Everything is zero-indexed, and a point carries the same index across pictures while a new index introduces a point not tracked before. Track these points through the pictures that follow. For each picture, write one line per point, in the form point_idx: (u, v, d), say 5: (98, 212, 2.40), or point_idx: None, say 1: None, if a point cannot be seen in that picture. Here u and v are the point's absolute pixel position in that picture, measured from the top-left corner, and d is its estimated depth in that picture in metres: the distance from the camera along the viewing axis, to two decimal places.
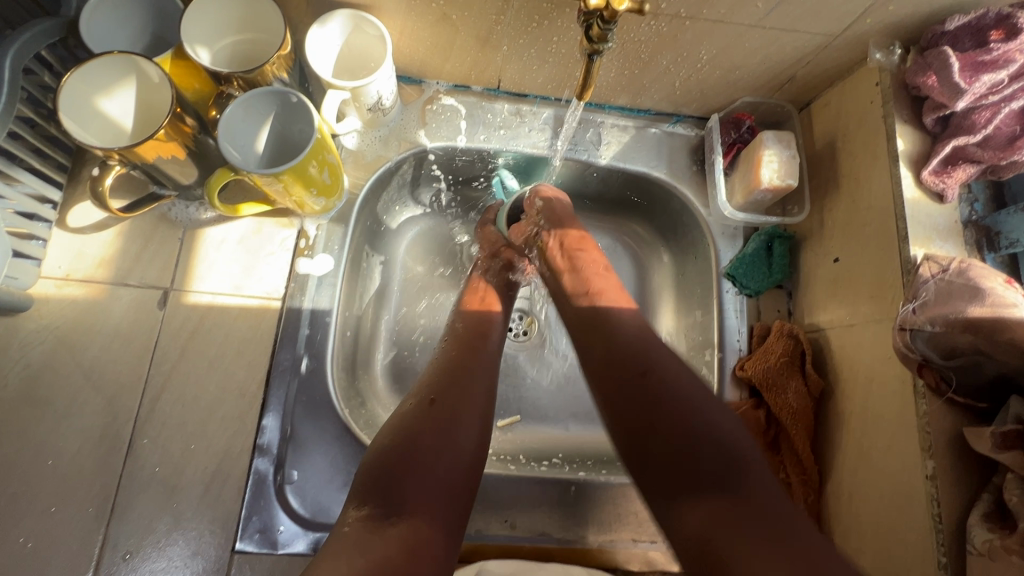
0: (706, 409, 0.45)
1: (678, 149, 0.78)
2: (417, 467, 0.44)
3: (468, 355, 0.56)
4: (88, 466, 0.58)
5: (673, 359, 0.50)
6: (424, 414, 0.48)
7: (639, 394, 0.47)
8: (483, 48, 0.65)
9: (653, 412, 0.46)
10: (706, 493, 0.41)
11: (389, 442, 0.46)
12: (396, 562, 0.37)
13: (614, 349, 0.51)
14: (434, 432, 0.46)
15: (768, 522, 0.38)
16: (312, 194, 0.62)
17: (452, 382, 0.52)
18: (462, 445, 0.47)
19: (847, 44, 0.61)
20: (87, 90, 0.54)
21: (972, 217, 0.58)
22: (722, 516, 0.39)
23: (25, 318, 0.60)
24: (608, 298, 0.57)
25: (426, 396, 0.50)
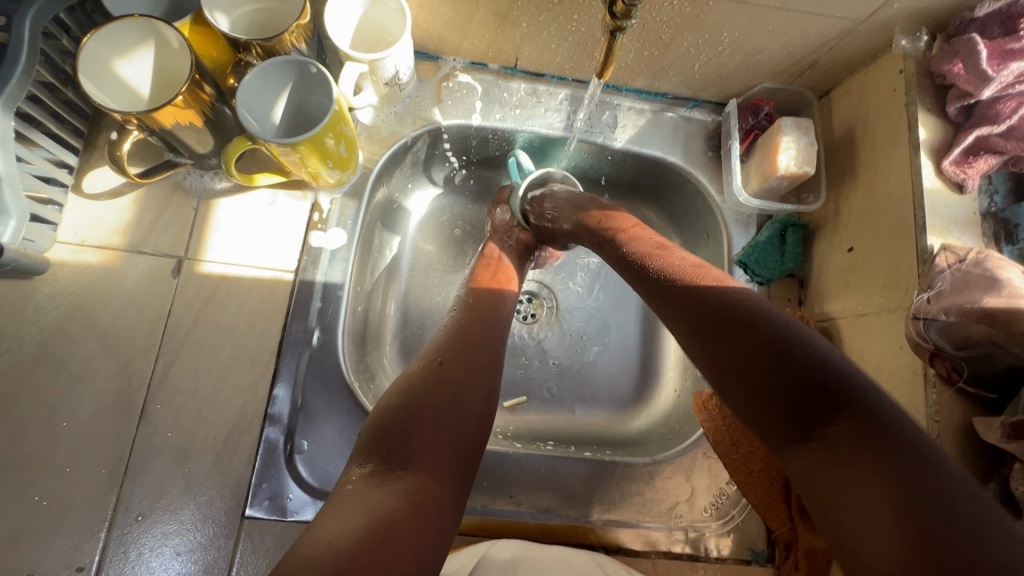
0: (802, 334, 0.41)
1: (694, 134, 0.77)
2: (425, 425, 0.44)
3: (468, 323, 0.56)
4: (102, 429, 0.58)
5: (758, 300, 0.45)
6: (433, 374, 0.49)
7: (727, 343, 0.43)
8: (502, 24, 0.65)
9: (758, 353, 0.41)
10: (807, 424, 0.37)
11: (396, 400, 0.46)
12: (400, 515, 0.38)
13: (700, 305, 0.46)
14: (442, 390, 0.47)
15: (871, 448, 0.33)
16: (328, 166, 0.61)
17: (461, 347, 0.52)
18: (471, 408, 0.47)
19: (872, 30, 0.60)
20: (105, 53, 0.54)
21: (991, 210, 0.57)
22: (822, 462, 0.35)
23: (41, 282, 0.61)
24: (687, 259, 0.52)
25: (433, 359, 0.51)
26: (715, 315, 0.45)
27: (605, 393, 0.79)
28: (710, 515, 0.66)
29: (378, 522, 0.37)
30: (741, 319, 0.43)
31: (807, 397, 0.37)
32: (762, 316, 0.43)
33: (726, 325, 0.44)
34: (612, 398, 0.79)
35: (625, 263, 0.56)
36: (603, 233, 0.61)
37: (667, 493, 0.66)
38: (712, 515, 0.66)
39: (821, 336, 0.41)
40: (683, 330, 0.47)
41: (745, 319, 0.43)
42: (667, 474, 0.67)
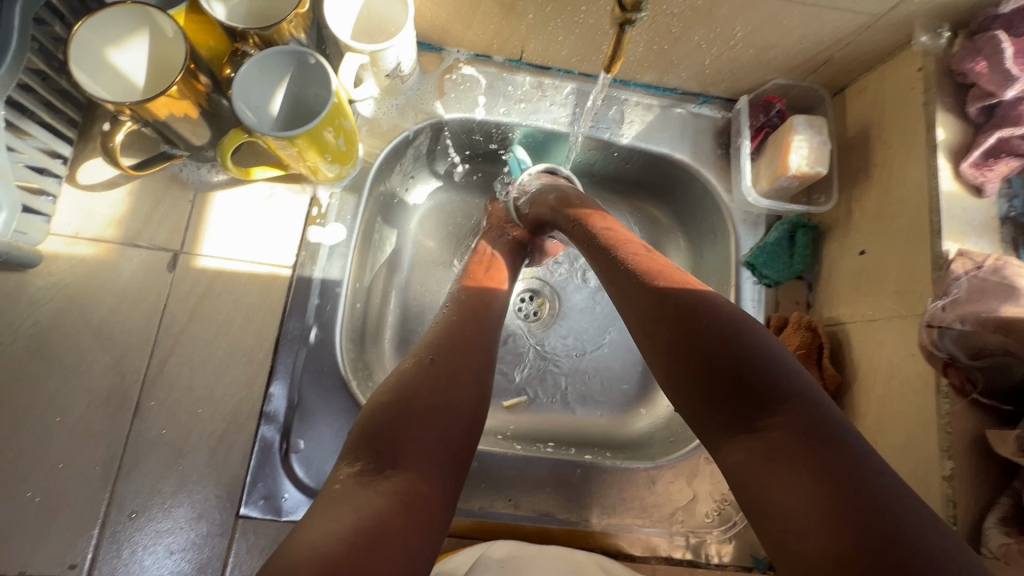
0: (753, 330, 0.41)
1: (703, 131, 0.75)
2: (416, 424, 0.43)
3: (459, 319, 0.55)
4: (95, 424, 0.58)
5: (704, 291, 0.45)
6: (422, 371, 0.47)
7: (677, 331, 0.43)
8: (508, 15, 0.63)
9: (712, 344, 0.41)
10: (755, 415, 0.37)
11: (386, 398, 0.45)
12: (389, 516, 0.37)
13: (654, 292, 0.46)
14: (429, 387, 0.46)
15: (814, 445, 0.34)
16: (326, 160, 0.60)
17: (453, 344, 0.51)
18: (463, 405, 0.46)
19: (891, 25, 0.58)
20: (99, 41, 0.53)
21: (1010, 215, 0.55)
22: (761, 454, 0.35)
23: (34, 275, 0.60)
24: (645, 251, 0.51)
25: (425, 356, 0.49)
26: (667, 305, 0.44)
27: (608, 394, 0.78)
28: (712, 521, 0.65)
29: (368, 524, 0.36)
30: (691, 314, 0.43)
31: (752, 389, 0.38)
32: (716, 308, 0.43)
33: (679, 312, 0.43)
34: (613, 399, 0.78)
35: (592, 247, 0.55)
36: (572, 232, 0.60)
37: (668, 498, 0.65)
38: (713, 521, 0.65)
39: (767, 332, 0.42)
40: (634, 317, 0.47)
41: (704, 310, 0.43)
42: (668, 479, 0.65)
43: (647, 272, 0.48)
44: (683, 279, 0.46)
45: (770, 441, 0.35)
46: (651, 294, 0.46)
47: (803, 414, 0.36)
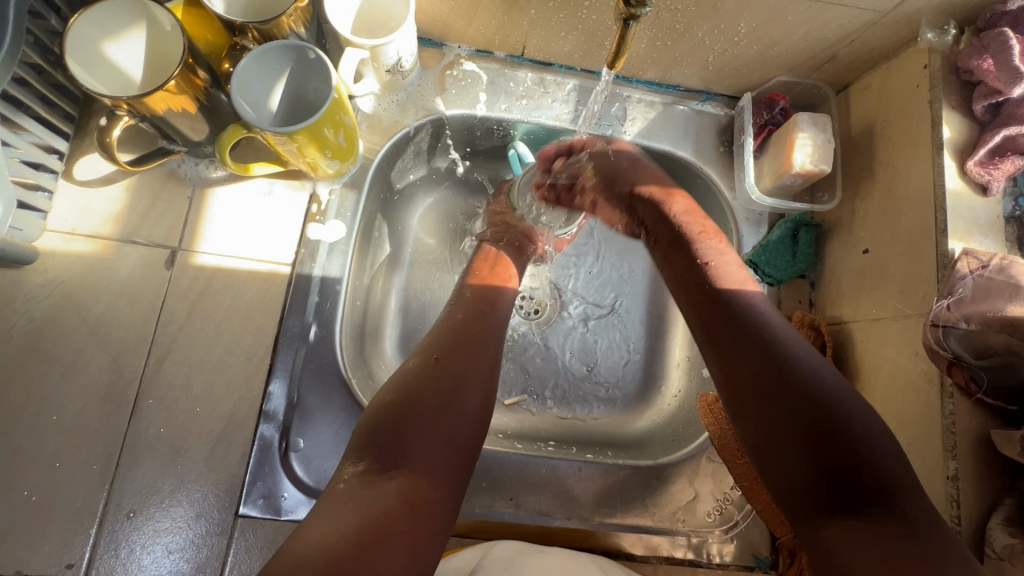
0: (857, 408, 0.42)
1: (706, 128, 0.75)
2: (419, 423, 0.43)
3: (462, 318, 0.55)
4: (92, 423, 0.57)
5: (821, 361, 0.45)
6: (428, 371, 0.47)
7: (790, 412, 0.42)
8: (510, 10, 0.62)
9: (808, 417, 0.41)
10: (862, 505, 0.38)
11: (390, 398, 0.44)
12: (393, 516, 0.37)
13: (759, 343, 0.46)
14: (436, 386, 0.45)
15: (927, 551, 0.35)
16: (326, 157, 0.59)
17: (458, 343, 0.51)
18: (469, 405, 0.46)
19: (896, 22, 0.58)
20: (95, 34, 0.52)
21: (1015, 213, 0.55)
22: (868, 545, 0.36)
23: (30, 271, 0.59)
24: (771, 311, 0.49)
25: (430, 355, 0.49)
26: (773, 360, 0.45)
27: (608, 392, 0.78)
28: (713, 520, 0.64)
29: (372, 524, 0.36)
30: (794, 379, 0.43)
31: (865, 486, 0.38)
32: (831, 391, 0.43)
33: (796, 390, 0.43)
34: (614, 398, 0.77)
35: (677, 270, 0.56)
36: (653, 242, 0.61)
37: (670, 497, 0.65)
38: (715, 521, 0.64)
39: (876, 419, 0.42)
40: (736, 383, 0.46)
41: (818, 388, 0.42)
42: (670, 478, 0.65)
43: (745, 313, 0.49)
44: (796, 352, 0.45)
45: (888, 535, 0.36)
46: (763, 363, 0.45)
47: (920, 516, 0.37)
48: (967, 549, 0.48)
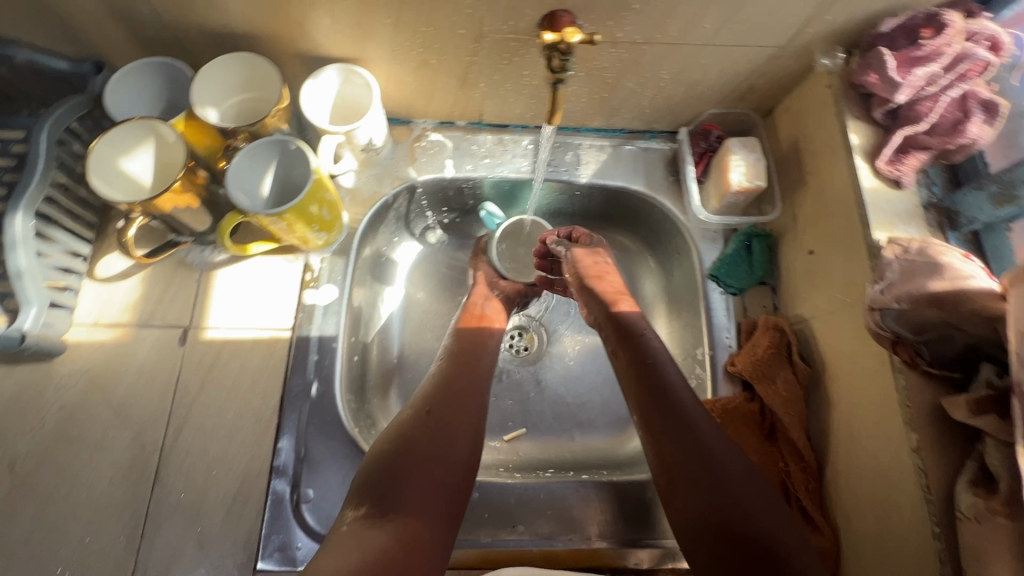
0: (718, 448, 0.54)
1: (654, 162, 0.83)
2: (410, 472, 0.48)
3: (455, 369, 0.60)
4: (118, 496, 0.62)
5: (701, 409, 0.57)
6: (421, 423, 0.52)
7: (678, 442, 0.55)
8: (463, 86, 0.72)
9: (685, 452, 0.54)
10: (725, 519, 0.50)
11: (388, 447, 0.50)
12: (391, 557, 0.43)
13: (656, 397, 0.58)
14: (426, 436, 0.51)
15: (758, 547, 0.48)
16: (313, 230, 0.67)
17: (448, 395, 0.56)
18: (455, 455, 0.51)
19: (795, 53, 0.66)
20: (112, 153, 0.61)
21: (932, 200, 0.61)
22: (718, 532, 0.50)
23: (59, 362, 0.66)
24: (686, 394, 0.58)
25: (423, 408, 0.54)
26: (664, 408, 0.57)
27: (603, 417, 0.81)
28: None
29: (373, 561, 0.42)
30: (676, 425, 0.56)
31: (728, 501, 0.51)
32: (727, 471, 0.53)
33: (704, 475, 0.53)
34: (609, 421, 0.81)
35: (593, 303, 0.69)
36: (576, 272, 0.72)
37: None
38: None
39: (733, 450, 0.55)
40: (654, 462, 0.56)
41: (721, 471, 0.53)
42: None
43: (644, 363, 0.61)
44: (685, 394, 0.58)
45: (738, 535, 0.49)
46: (674, 445, 0.55)
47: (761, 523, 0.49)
48: (942, 515, 0.50)
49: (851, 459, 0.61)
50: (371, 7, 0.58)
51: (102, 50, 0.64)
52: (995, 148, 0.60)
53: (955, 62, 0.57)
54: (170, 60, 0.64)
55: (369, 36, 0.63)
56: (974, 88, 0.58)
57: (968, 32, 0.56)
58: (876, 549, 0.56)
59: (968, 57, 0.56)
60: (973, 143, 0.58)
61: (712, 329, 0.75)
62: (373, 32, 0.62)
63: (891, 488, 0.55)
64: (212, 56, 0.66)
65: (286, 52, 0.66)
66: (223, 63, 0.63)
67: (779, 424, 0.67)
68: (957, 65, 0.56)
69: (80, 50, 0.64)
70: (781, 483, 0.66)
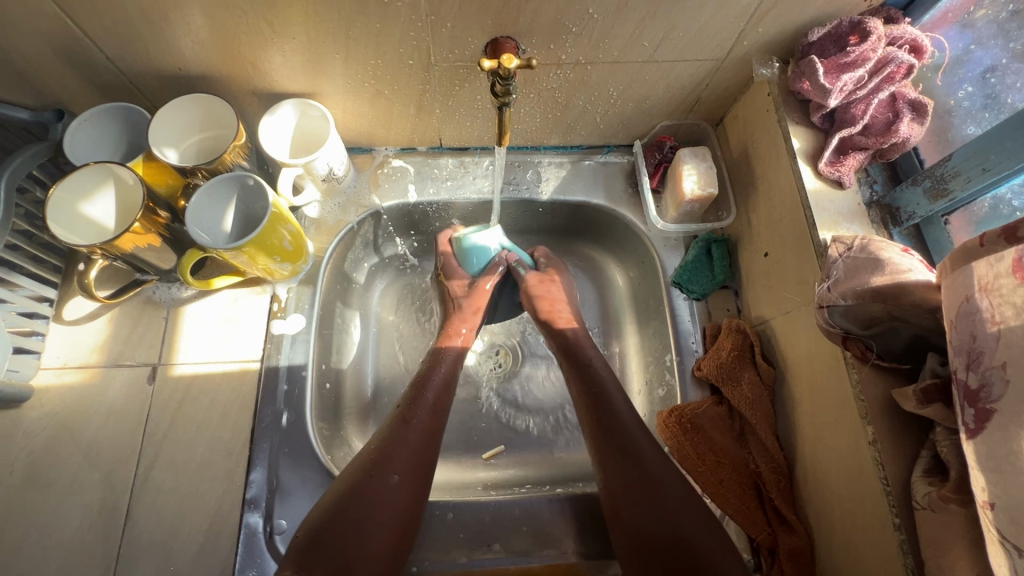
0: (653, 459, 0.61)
1: (613, 176, 0.85)
2: (352, 528, 0.52)
3: (404, 420, 0.64)
4: (88, 540, 0.61)
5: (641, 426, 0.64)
6: (384, 486, 0.56)
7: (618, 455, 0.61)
8: (419, 113, 0.74)
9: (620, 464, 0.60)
10: (654, 519, 0.55)
11: (339, 501, 0.54)
12: None
13: (599, 418, 0.66)
14: (381, 495, 0.56)
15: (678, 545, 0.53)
16: (276, 261, 0.68)
17: (412, 456, 0.60)
18: (402, 508, 0.56)
19: (734, 64, 0.69)
20: (71, 198, 0.62)
21: (874, 198, 0.63)
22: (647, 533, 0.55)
23: (27, 408, 0.66)
24: (630, 417, 0.65)
25: (393, 474, 0.58)
26: (604, 424, 0.65)
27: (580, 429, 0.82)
28: None
29: None
30: (617, 442, 0.62)
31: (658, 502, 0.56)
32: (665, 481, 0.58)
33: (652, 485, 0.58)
34: None
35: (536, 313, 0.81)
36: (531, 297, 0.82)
37: None
38: None
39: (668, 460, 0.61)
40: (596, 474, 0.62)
41: (658, 480, 0.58)
42: None
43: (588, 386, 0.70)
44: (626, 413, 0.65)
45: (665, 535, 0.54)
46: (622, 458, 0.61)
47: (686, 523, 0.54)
48: (902, 507, 0.50)
49: (817, 456, 0.61)
50: (320, 43, 0.60)
51: (62, 98, 0.66)
52: (929, 144, 0.62)
53: (880, 66, 0.59)
54: (128, 105, 0.65)
55: (321, 71, 0.65)
56: (901, 89, 0.61)
57: (890, 38, 0.59)
58: (846, 544, 0.57)
59: (892, 61, 0.58)
60: (905, 141, 0.61)
61: (678, 335, 0.76)
62: (325, 67, 0.64)
63: (854, 483, 0.55)
64: (171, 98, 0.68)
65: (242, 90, 0.68)
66: (179, 105, 0.64)
67: (747, 425, 0.68)
68: (881, 69, 0.59)
69: (39, 99, 0.65)
70: (752, 483, 0.67)
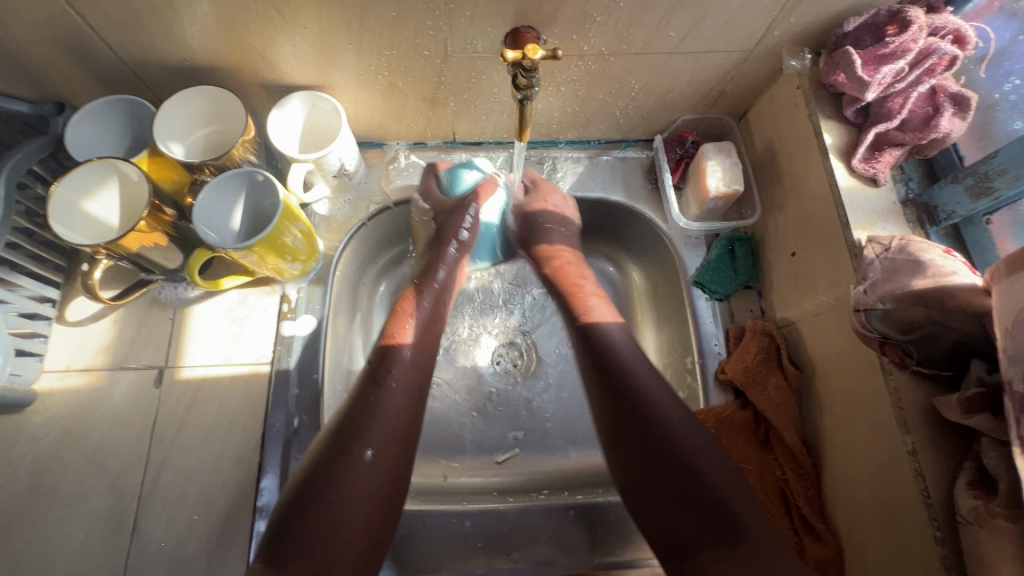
0: (669, 422, 0.54)
1: (632, 171, 0.82)
2: (311, 517, 0.46)
3: (405, 376, 0.57)
4: (95, 548, 0.59)
5: (658, 385, 0.57)
6: (342, 467, 0.49)
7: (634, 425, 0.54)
8: (433, 107, 0.71)
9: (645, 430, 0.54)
10: (696, 498, 0.49)
11: (301, 482, 0.49)
12: None
13: (615, 375, 0.58)
14: (345, 477, 0.48)
15: (719, 528, 0.47)
16: (286, 260, 0.66)
17: (374, 423, 0.52)
18: (374, 491, 0.49)
19: (762, 56, 0.66)
20: (74, 195, 0.60)
21: (909, 196, 0.61)
22: (691, 514, 0.49)
23: (31, 413, 0.64)
24: (666, 407, 0.55)
25: (362, 448, 0.50)
26: (620, 383, 0.57)
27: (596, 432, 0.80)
28: None
29: None
30: (633, 408, 0.55)
31: (690, 472, 0.50)
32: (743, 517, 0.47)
33: (723, 524, 0.47)
34: None
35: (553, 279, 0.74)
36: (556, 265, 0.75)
37: None
38: None
39: (693, 423, 0.54)
40: (616, 437, 0.56)
41: (728, 495, 0.49)
42: None
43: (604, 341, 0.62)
44: (639, 370, 0.58)
45: (711, 515, 0.48)
46: (676, 488, 0.50)
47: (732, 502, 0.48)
48: (943, 520, 0.48)
49: (849, 464, 0.59)
50: (333, 33, 0.58)
51: (63, 91, 0.63)
52: (968, 140, 0.60)
53: (922, 58, 0.56)
54: (133, 98, 0.63)
55: (333, 62, 0.62)
56: (942, 83, 0.58)
57: (931, 28, 0.56)
58: (880, 556, 0.55)
59: (934, 52, 0.56)
60: (945, 137, 0.58)
61: (699, 337, 0.74)
62: (337, 59, 0.62)
63: (891, 493, 0.53)
64: (176, 91, 0.65)
65: (250, 83, 0.65)
66: (186, 98, 0.61)
67: (774, 430, 0.66)
68: (923, 61, 0.56)
69: (39, 92, 0.62)
70: (779, 490, 0.64)
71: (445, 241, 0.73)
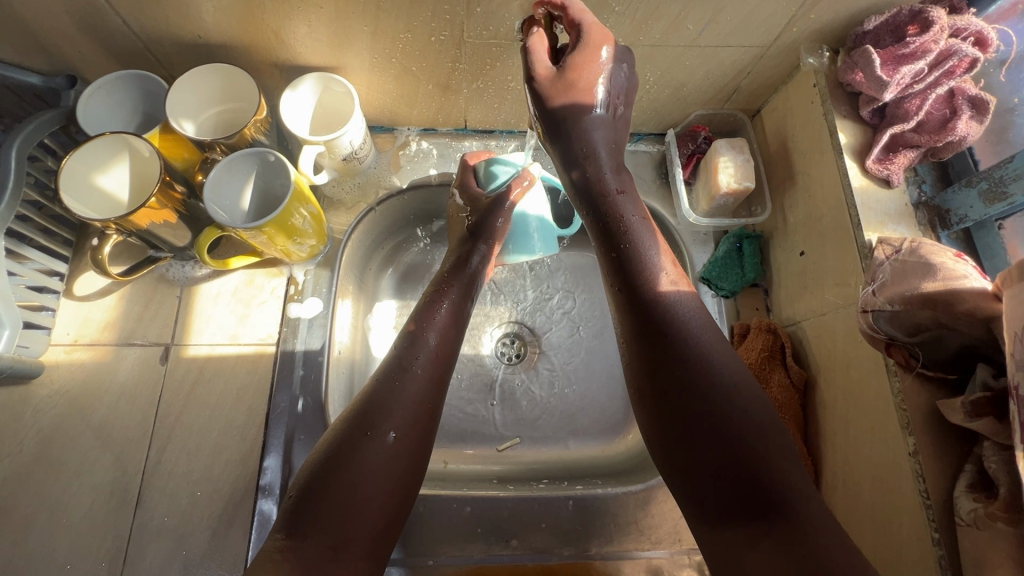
0: (709, 371, 0.48)
1: (642, 165, 0.82)
2: (337, 492, 0.46)
3: (429, 352, 0.58)
4: (99, 520, 0.60)
5: (703, 332, 0.51)
6: (367, 448, 0.49)
7: (672, 373, 0.49)
8: (445, 93, 0.71)
9: (681, 379, 0.48)
10: (742, 467, 0.43)
11: (322, 456, 0.49)
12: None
13: (652, 321, 0.52)
14: (369, 458, 0.49)
15: (761, 497, 0.42)
16: (295, 241, 0.66)
17: (400, 408, 0.52)
18: (396, 472, 0.50)
19: (780, 53, 0.66)
20: (86, 169, 0.60)
21: (922, 199, 0.60)
22: (722, 472, 0.44)
23: (37, 385, 0.64)
24: (711, 354, 0.49)
25: (386, 432, 0.50)
26: (651, 325, 0.52)
27: (596, 424, 0.80)
28: None
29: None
30: (672, 356, 0.49)
31: (733, 431, 0.44)
32: (804, 506, 0.41)
33: (773, 507, 0.41)
34: (602, 428, 0.80)
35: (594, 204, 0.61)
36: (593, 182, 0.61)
37: (664, 517, 0.66)
38: None
39: (737, 372, 0.48)
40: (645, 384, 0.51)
41: (778, 464, 0.43)
42: (661, 499, 0.66)
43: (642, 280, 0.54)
44: (679, 312, 0.52)
45: (754, 483, 0.42)
46: (726, 466, 0.44)
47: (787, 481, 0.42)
48: (941, 521, 0.49)
49: (849, 463, 0.59)
50: (348, 15, 0.57)
51: (74, 64, 0.63)
52: (984, 144, 0.60)
53: (941, 59, 0.56)
54: (144, 72, 0.62)
55: (348, 45, 0.62)
56: (961, 84, 0.57)
57: (953, 29, 0.56)
58: (875, 554, 0.55)
59: (953, 54, 0.55)
60: (962, 140, 0.58)
61: None
62: (351, 41, 0.61)
63: (889, 494, 0.54)
64: (188, 68, 0.65)
65: (263, 62, 0.65)
66: (198, 76, 0.61)
67: None
68: (942, 62, 0.55)
69: (50, 65, 0.62)
70: None
71: (477, 238, 0.70)
